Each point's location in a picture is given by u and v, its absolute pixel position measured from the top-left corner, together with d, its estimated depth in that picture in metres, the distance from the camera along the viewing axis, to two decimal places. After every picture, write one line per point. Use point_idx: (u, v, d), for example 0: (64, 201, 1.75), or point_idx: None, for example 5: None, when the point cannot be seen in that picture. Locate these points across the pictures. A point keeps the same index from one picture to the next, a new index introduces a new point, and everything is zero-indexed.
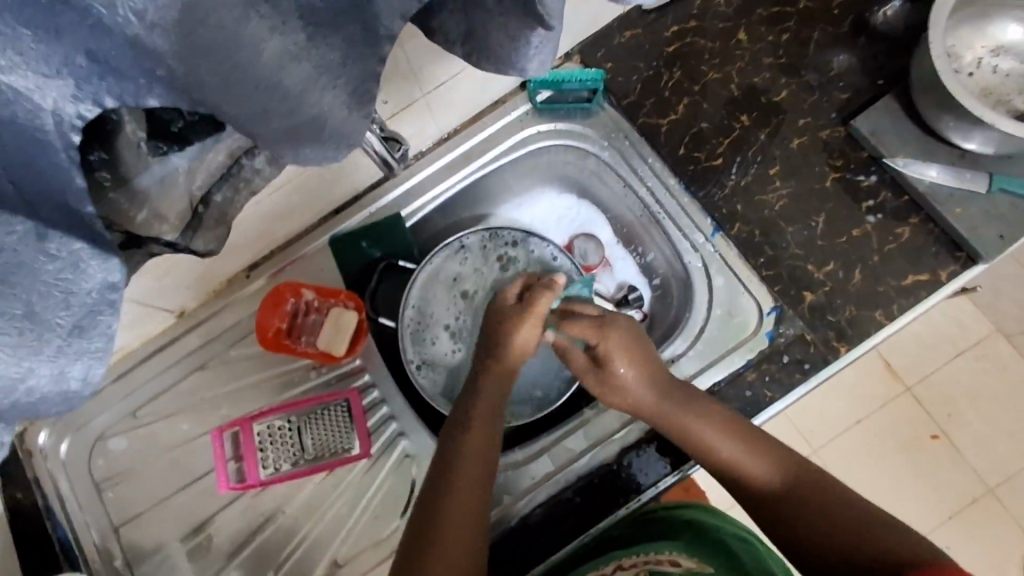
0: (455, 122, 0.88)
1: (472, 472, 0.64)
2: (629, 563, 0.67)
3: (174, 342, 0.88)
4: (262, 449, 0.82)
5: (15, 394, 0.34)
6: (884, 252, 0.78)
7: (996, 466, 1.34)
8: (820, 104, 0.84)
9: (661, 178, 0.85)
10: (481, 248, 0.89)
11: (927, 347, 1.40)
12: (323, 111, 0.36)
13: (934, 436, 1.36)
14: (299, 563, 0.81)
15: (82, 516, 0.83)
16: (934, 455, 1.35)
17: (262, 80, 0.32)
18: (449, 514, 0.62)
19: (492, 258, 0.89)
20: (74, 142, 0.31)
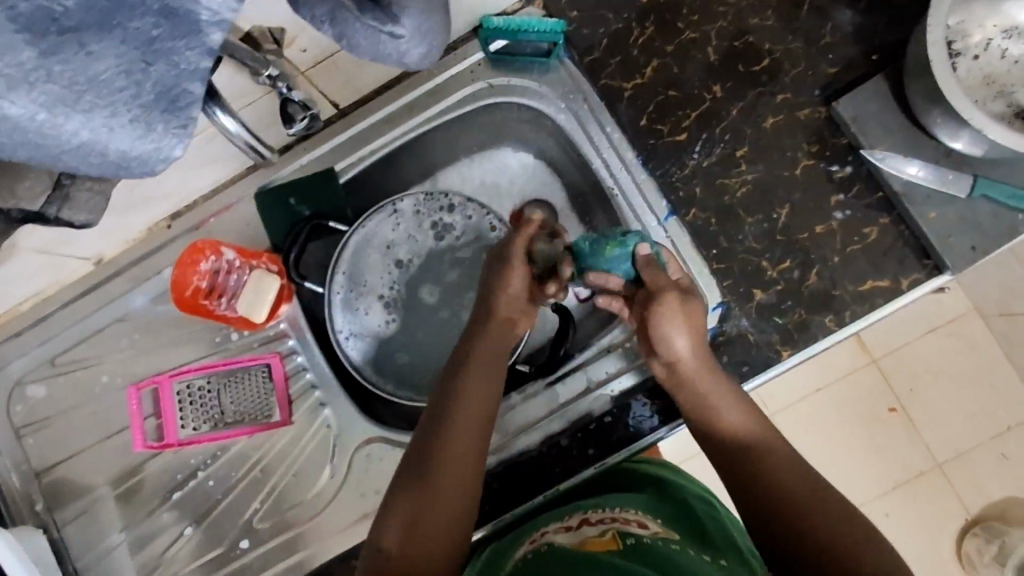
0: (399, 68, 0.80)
1: (465, 430, 0.60)
2: (597, 518, 0.64)
3: (95, 289, 0.83)
4: (180, 409, 0.79)
5: None
6: (846, 252, 0.72)
7: (951, 441, 1.08)
8: (803, 78, 0.74)
9: (619, 150, 0.77)
10: (415, 213, 0.83)
11: (908, 323, 1.10)
12: (108, 141, 0.30)
13: (891, 410, 1.09)
14: (217, 521, 0.81)
15: (2, 457, 0.82)
16: (887, 431, 1.09)
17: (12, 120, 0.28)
18: (440, 481, 0.57)
19: (428, 224, 0.84)
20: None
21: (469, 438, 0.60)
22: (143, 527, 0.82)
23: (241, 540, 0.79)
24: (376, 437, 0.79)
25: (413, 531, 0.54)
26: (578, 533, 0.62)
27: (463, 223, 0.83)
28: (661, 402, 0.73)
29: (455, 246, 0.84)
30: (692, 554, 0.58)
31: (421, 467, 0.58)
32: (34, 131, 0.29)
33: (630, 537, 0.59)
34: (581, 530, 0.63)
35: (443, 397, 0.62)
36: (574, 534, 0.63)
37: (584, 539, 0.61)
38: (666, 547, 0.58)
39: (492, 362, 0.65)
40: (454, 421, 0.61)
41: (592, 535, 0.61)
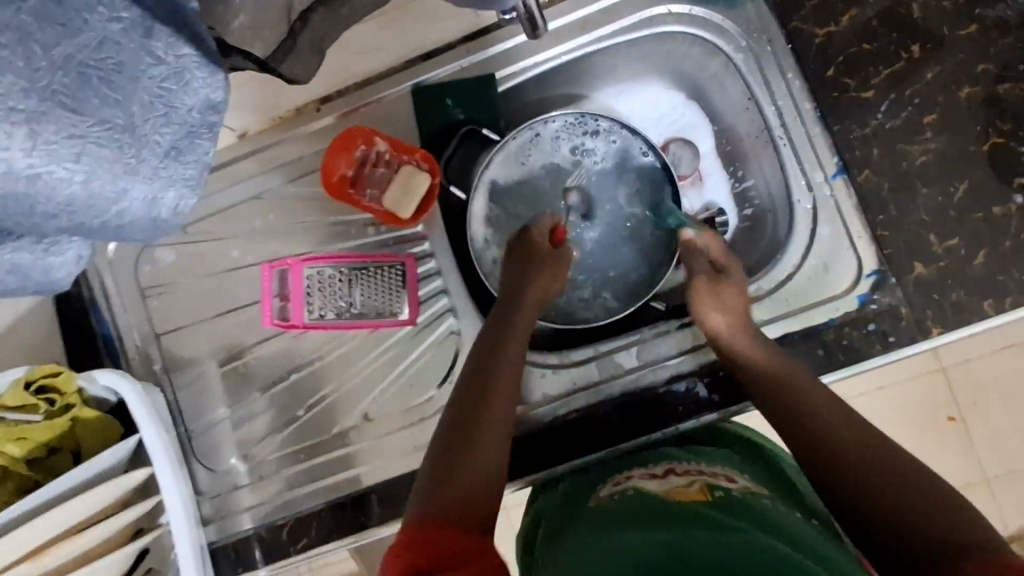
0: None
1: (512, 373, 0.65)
2: (684, 470, 0.65)
3: (233, 164, 0.83)
4: (310, 294, 0.80)
5: (111, 211, 0.38)
6: (1020, 239, 0.69)
7: (1004, 459, 1.07)
8: (1011, 50, 0.70)
9: (796, 100, 0.74)
10: (558, 136, 0.82)
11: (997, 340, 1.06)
12: None
13: (950, 419, 1.08)
14: (328, 409, 0.82)
15: (126, 316, 0.84)
16: (943, 439, 1.08)
17: None
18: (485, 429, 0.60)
19: (573, 147, 0.83)
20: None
21: (510, 388, 0.64)
22: (252, 403, 0.84)
23: (350, 430, 0.81)
24: None
25: (456, 490, 0.54)
26: (666, 481, 0.63)
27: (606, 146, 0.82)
28: (798, 359, 0.72)
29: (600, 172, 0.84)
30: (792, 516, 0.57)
31: (466, 419, 0.61)
32: None
33: (719, 490, 0.59)
34: (668, 478, 0.63)
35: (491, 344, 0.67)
36: (661, 481, 0.63)
37: (670, 488, 0.60)
38: (758, 503, 0.57)
39: (529, 316, 0.71)
40: (502, 367, 0.65)
41: (680, 485, 0.61)
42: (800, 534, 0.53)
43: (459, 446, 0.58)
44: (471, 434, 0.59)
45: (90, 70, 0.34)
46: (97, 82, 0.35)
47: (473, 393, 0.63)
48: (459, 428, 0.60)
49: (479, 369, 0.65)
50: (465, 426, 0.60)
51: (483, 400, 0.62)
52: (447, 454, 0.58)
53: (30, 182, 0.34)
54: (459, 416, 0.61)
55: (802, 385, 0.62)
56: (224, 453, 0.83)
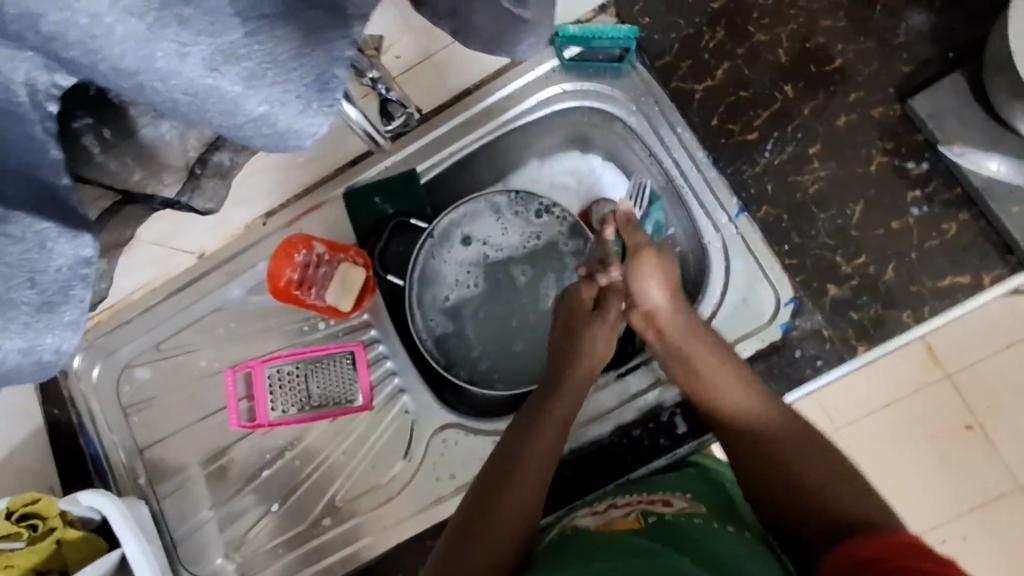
0: (473, 79, 0.84)
1: (547, 445, 0.67)
2: (623, 502, 0.66)
3: (194, 282, 0.90)
4: (271, 393, 0.84)
5: None
6: (924, 248, 0.72)
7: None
8: (877, 77, 0.76)
9: (690, 149, 0.79)
10: (507, 212, 0.88)
11: (997, 333, 0.86)
12: (272, 112, 0.33)
13: (966, 428, 0.86)
14: (302, 500, 0.86)
15: (111, 435, 0.90)
16: (961, 455, 0.86)
17: (191, 85, 0.31)
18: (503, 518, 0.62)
19: (510, 235, 0.89)
20: (48, 113, 0.35)
21: (538, 474, 0.65)
22: (232, 504, 0.88)
23: (324, 518, 0.84)
24: (452, 424, 0.83)
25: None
26: (604, 516, 0.64)
27: (547, 222, 0.88)
28: None
29: (538, 256, 0.89)
30: (725, 537, 0.58)
31: (480, 514, 0.62)
32: (225, 100, 0.32)
33: (652, 516, 0.61)
34: (608, 513, 0.65)
35: (516, 439, 0.68)
36: (600, 516, 0.65)
37: (606, 521, 0.62)
38: (687, 525, 0.59)
39: (563, 406, 0.70)
40: (539, 437, 0.67)
41: (617, 517, 0.63)
42: (721, 557, 0.55)
43: (469, 537, 0.61)
44: (484, 527, 0.61)
45: None
46: None
47: (489, 487, 0.64)
48: (474, 521, 0.62)
49: (505, 453, 0.67)
50: (480, 518, 0.62)
51: (504, 497, 0.63)
52: (474, 515, 0.62)
53: None
54: (483, 489, 0.64)
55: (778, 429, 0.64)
56: (210, 555, 0.86)
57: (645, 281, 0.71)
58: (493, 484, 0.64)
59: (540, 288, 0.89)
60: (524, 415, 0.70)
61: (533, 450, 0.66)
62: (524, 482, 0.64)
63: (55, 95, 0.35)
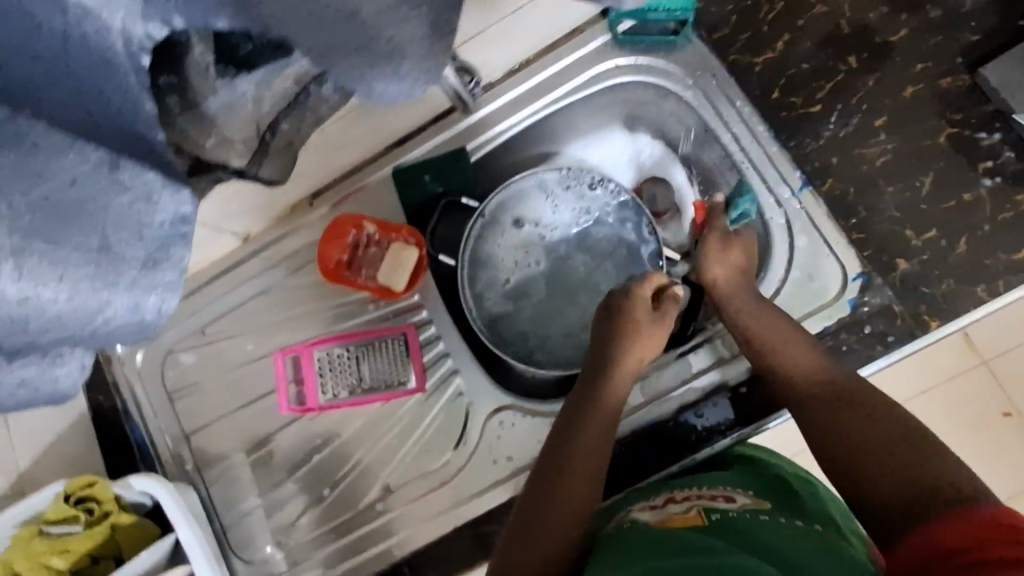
0: (508, 65, 0.82)
1: (600, 434, 0.67)
2: (683, 497, 0.64)
3: (239, 266, 0.89)
4: (321, 375, 0.84)
5: (94, 323, 0.33)
6: (997, 221, 0.70)
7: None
8: (944, 47, 0.74)
9: (750, 124, 0.77)
10: (564, 189, 0.86)
11: (1022, 324, 0.93)
12: (399, 45, 0.36)
13: (1004, 415, 0.93)
14: (353, 486, 0.84)
15: (155, 421, 0.88)
16: (1001, 442, 0.92)
17: (342, 14, 0.33)
18: (560, 508, 0.62)
19: (563, 222, 0.88)
20: (143, 68, 0.32)
21: (591, 462, 0.65)
22: (279, 490, 0.86)
23: (376, 503, 0.83)
24: (507, 405, 0.82)
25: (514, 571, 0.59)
26: (663, 511, 0.63)
27: (604, 196, 0.85)
28: None
29: (597, 232, 0.87)
30: (789, 525, 0.58)
31: (536, 508, 0.63)
32: (366, 31, 0.34)
33: (715, 513, 0.59)
34: (666, 507, 0.63)
35: (566, 430, 0.67)
36: (658, 512, 0.63)
37: (666, 516, 0.61)
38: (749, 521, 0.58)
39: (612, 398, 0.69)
40: (597, 423, 0.67)
41: (676, 511, 0.61)
42: (780, 547, 0.53)
43: (527, 533, 0.62)
44: (541, 522, 0.62)
45: (60, 203, 0.32)
46: (64, 211, 0.32)
47: (543, 481, 0.64)
48: (530, 517, 0.62)
49: (556, 446, 0.67)
50: (535, 515, 0.62)
51: (555, 488, 0.63)
52: (532, 507, 0.63)
53: (21, 303, 0.30)
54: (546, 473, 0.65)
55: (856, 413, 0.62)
56: (258, 543, 0.85)
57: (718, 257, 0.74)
58: (547, 477, 0.64)
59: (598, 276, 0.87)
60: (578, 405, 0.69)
61: (585, 441, 0.66)
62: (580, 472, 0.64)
63: (150, 47, 0.32)
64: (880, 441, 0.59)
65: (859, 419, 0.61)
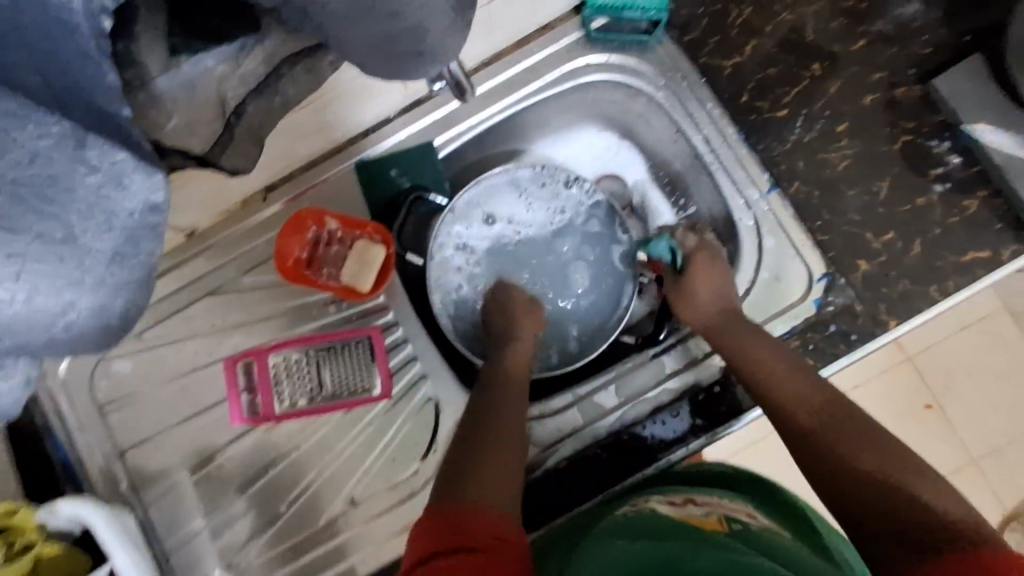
0: (489, 51, 0.79)
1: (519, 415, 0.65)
2: (705, 501, 0.61)
3: (183, 264, 0.82)
4: (277, 382, 0.77)
5: (54, 329, 0.30)
6: (946, 224, 0.74)
7: (987, 435, 1.02)
8: (899, 58, 0.77)
9: (719, 126, 0.79)
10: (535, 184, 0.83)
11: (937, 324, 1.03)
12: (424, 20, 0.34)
13: (926, 407, 1.02)
14: (311, 501, 0.79)
15: (84, 436, 0.79)
16: (923, 430, 1.01)
17: None
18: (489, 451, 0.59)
19: (534, 216, 0.84)
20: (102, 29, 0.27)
21: (513, 411, 0.65)
22: (228, 510, 0.79)
23: (339, 517, 0.78)
24: None
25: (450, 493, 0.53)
26: (683, 509, 0.59)
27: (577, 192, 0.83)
28: None
29: (568, 231, 0.84)
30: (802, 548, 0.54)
31: (461, 453, 0.59)
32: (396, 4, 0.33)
33: (739, 522, 0.55)
34: (686, 507, 0.60)
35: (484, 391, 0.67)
36: (677, 509, 0.59)
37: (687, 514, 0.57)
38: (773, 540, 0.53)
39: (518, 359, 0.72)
40: (512, 387, 0.68)
41: (698, 514, 0.57)
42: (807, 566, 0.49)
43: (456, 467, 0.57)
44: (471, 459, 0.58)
45: (14, 183, 0.26)
46: (19, 193, 0.27)
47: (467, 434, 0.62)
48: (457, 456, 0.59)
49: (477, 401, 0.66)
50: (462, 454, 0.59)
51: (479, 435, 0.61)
52: (467, 452, 0.59)
53: None
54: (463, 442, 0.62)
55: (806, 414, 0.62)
56: (206, 566, 0.78)
57: (696, 286, 0.74)
58: (471, 429, 0.62)
59: (575, 268, 0.84)
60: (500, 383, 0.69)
61: (507, 397, 0.66)
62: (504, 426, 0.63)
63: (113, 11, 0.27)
64: (864, 469, 0.54)
65: (833, 442, 0.58)
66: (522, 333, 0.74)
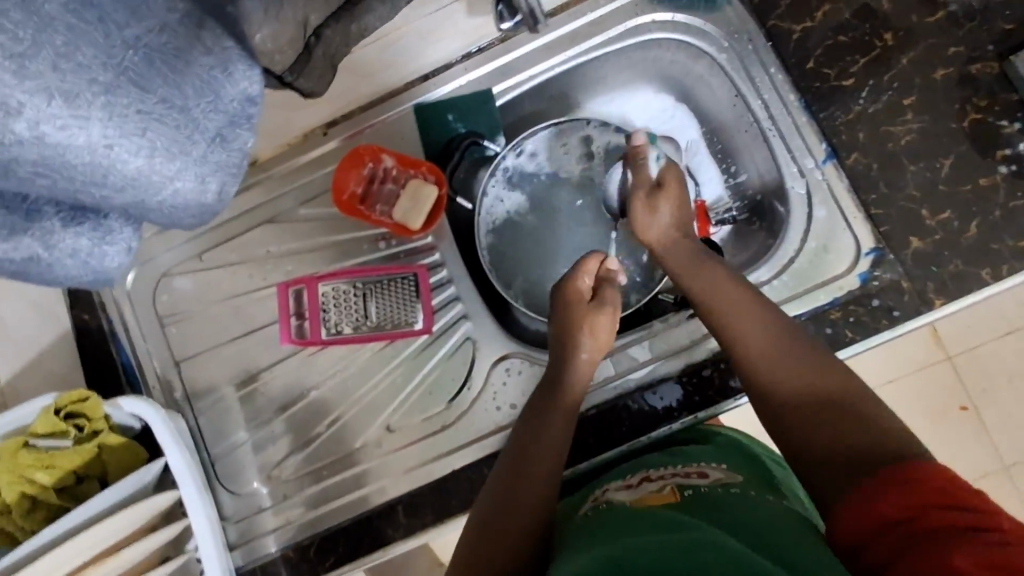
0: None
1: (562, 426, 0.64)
2: (658, 475, 0.63)
3: (243, 190, 0.85)
4: (325, 308, 0.81)
5: (166, 191, 0.40)
6: (1009, 207, 0.72)
7: (1022, 444, 0.97)
8: (977, 32, 0.75)
9: (781, 92, 0.78)
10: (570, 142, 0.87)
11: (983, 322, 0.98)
12: None
13: (961, 408, 0.98)
14: (347, 425, 0.82)
15: (145, 345, 0.85)
16: (956, 431, 0.98)
17: None
18: (531, 482, 0.60)
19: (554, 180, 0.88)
20: None
21: (556, 435, 0.63)
22: (270, 427, 0.84)
23: (374, 442, 0.81)
24: (513, 353, 0.81)
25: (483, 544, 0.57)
26: (638, 490, 0.62)
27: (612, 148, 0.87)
28: None
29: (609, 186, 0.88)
30: (785, 513, 0.55)
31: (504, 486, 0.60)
32: None
33: (688, 490, 0.58)
34: (642, 487, 0.62)
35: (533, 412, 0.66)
36: (633, 492, 0.62)
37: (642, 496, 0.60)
38: (721, 496, 0.56)
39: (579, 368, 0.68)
40: (559, 404, 0.66)
41: (651, 493, 0.60)
42: (760, 528, 0.51)
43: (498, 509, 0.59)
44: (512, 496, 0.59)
45: (150, 49, 0.36)
46: (155, 60, 0.37)
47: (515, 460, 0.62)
48: (501, 489, 0.60)
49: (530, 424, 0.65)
50: (504, 488, 0.60)
51: (526, 460, 0.62)
52: (506, 485, 0.60)
53: (105, 152, 0.35)
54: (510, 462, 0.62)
55: (791, 400, 0.60)
56: (247, 477, 0.83)
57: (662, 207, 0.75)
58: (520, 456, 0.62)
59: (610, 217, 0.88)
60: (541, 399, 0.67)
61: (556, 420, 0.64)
62: (543, 454, 0.62)
63: None
64: (876, 451, 0.53)
65: (836, 419, 0.57)
66: (582, 331, 0.70)
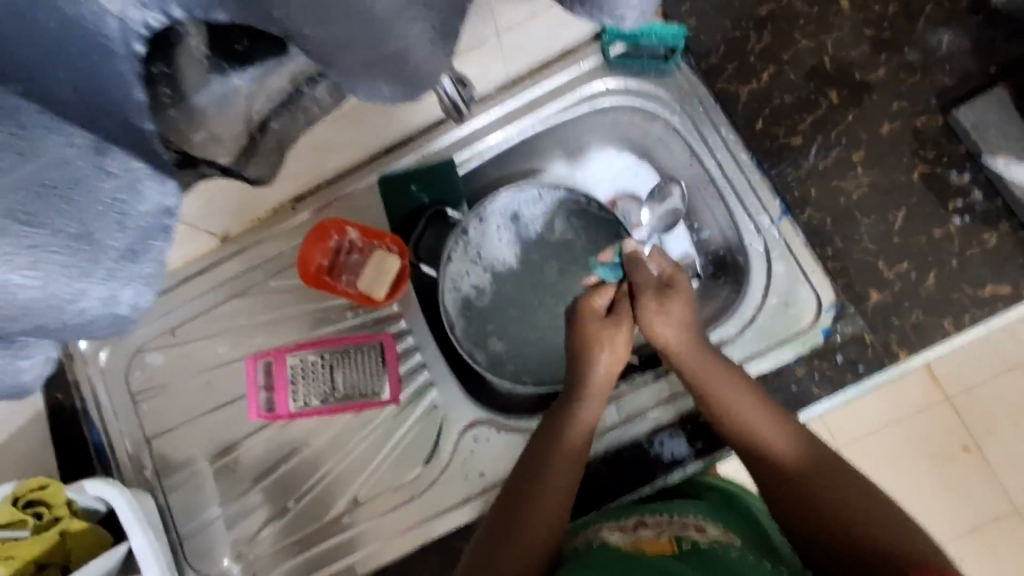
0: (500, 80, 0.82)
1: (569, 465, 0.65)
2: (653, 522, 0.64)
3: (215, 266, 0.87)
4: (293, 382, 0.82)
5: (67, 313, 0.36)
6: (965, 256, 0.73)
7: None
8: (920, 87, 0.77)
9: (733, 151, 0.79)
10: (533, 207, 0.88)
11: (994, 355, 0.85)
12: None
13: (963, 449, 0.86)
14: (319, 497, 0.82)
15: (116, 422, 0.85)
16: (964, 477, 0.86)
17: None
18: (523, 532, 0.61)
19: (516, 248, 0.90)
20: (135, 53, 0.33)
21: (563, 482, 0.64)
22: (245, 498, 0.83)
23: (344, 515, 0.80)
24: (480, 420, 0.81)
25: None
26: (633, 535, 0.62)
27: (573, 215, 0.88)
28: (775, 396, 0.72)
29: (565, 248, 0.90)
30: None
31: (502, 526, 0.62)
32: None
33: (686, 543, 0.60)
34: (637, 531, 0.63)
35: (542, 449, 0.67)
36: (629, 535, 0.62)
37: (640, 542, 0.61)
38: (723, 556, 0.57)
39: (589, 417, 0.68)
40: (565, 442, 0.66)
41: (648, 538, 0.61)
42: None
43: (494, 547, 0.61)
44: (509, 539, 0.61)
45: (50, 184, 0.32)
46: (53, 192, 0.32)
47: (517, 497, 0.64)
48: (498, 529, 0.62)
49: (536, 463, 0.66)
50: (502, 528, 0.62)
51: (530, 505, 0.63)
52: (502, 524, 0.62)
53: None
54: (517, 490, 0.64)
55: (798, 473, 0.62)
56: (218, 554, 0.81)
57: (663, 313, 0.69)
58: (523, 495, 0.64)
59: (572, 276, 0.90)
60: (547, 423, 0.69)
61: (562, 467, 0.65)
62: (547, 500, 0.63)
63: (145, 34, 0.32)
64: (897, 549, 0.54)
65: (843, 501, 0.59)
66: (600, 355, 0.69)
